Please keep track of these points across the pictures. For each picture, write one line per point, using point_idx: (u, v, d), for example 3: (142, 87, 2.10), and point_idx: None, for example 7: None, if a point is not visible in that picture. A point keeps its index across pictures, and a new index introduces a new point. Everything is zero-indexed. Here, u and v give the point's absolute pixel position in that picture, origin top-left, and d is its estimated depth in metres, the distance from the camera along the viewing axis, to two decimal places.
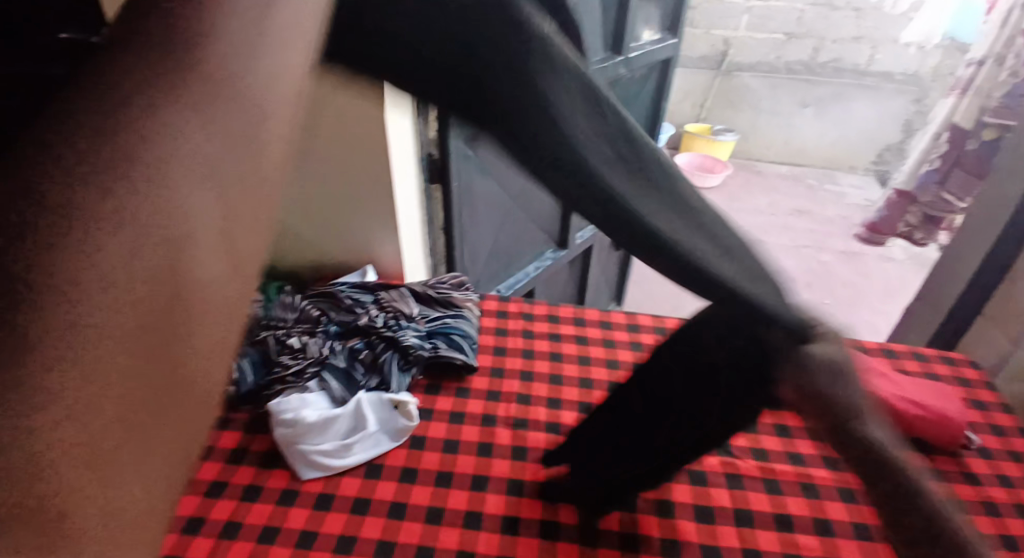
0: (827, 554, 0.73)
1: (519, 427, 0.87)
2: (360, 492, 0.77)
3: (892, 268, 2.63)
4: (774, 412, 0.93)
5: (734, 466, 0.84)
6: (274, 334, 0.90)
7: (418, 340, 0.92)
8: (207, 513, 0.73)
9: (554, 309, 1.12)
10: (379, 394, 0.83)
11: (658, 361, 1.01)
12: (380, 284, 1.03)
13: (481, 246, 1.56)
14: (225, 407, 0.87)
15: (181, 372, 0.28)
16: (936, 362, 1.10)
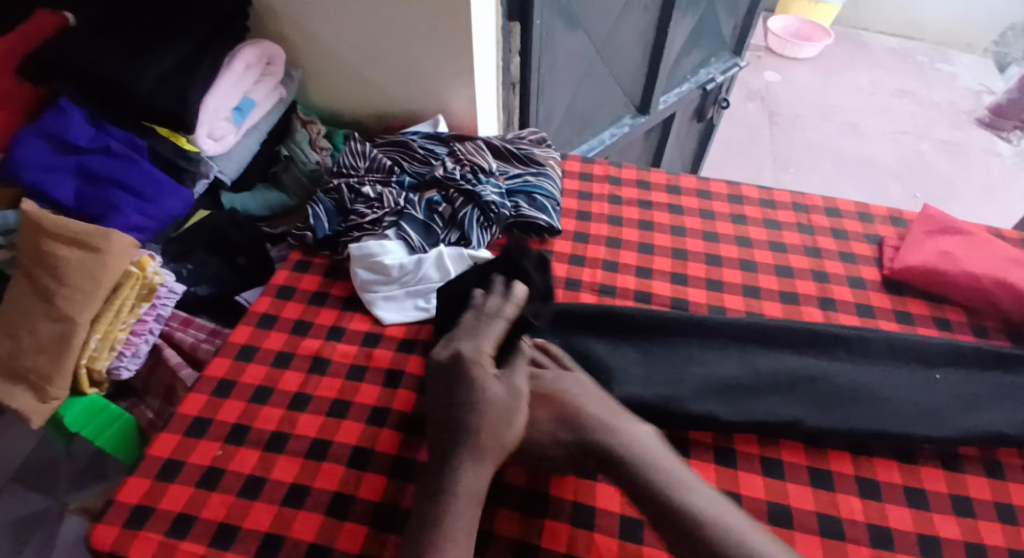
0: (1010, 546, 0.59)
1: (605, 294, 0.81)
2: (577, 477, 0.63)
3: (996, 162, 2.14)
4: (894, 298, 0.80)
5: (957, 466, 0.65)
6: (347, 182, 0.84)
7: (499, 197, 0.84)
8: (364, 363, 0.70)
9: (645, 175, 1.00)
10: (459, 250, 0.78)
11: (761, 236, 0.89)
12: (455, 135, 0.93)
13: (556, 106, 1.42)
14: (304, 251, 0.82)
15: (271, 544, 0.56)
16: None
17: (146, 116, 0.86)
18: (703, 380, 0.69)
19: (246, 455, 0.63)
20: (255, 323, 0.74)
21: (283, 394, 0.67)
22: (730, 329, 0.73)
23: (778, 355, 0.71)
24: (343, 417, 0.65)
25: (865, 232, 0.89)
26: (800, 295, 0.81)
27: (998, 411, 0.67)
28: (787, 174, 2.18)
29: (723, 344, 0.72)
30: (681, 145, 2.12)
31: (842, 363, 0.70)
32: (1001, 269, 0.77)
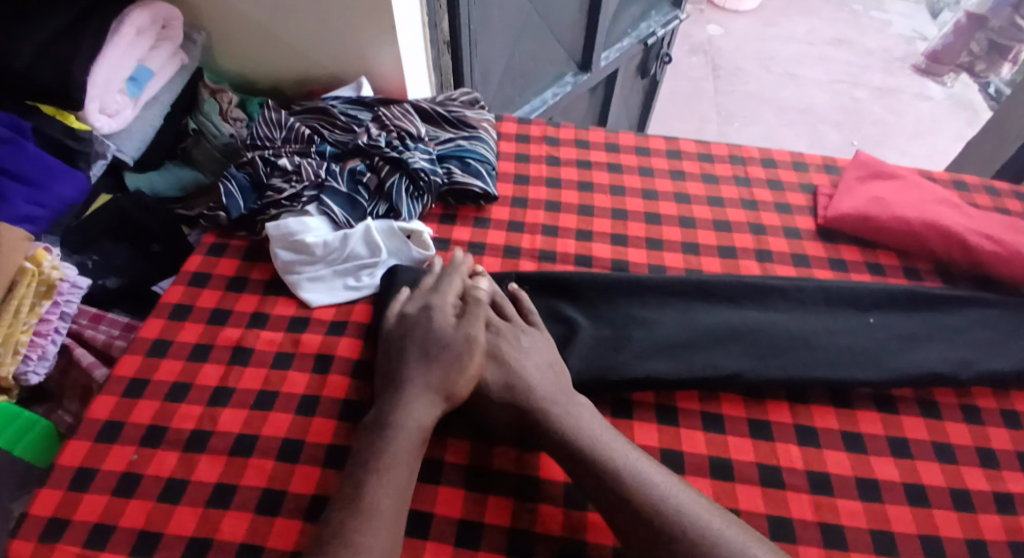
0: (941, 481, 0.61)
1: (545, 260, 0.78)
2: (519, 449, 0.61)
3: (927, 107, 2.20)
4: (829, 246, 0.80)
5: (892, 407, 0.66)
6: (262, 155, 0.78)
7: (430, 164, 0.79)
8: (291, 350, 0.65)
9: (583, 133, 0.97)
10: (389, 222, 0.73)
11: (700, 192, 0.88)
12: (380, 99, 0.87)
13: (492, 64, 1.36)
14: (219, 234, 0.76)
15: (193, 552, 0.52)
16: (1008, 198, 0.92)
17: (27, 93, 0.77)
18: (649, 340, 0.67)
19: (164, 458, 0.58)
20: (166, 315, 0.68)
21: (202, 389, 0.62)
22: (670, 286, 0.71)
23: (718, 309, 0.70)
24: (268, 409, 0.61)
25: (802, 182, 0.89)
26: (739, 249, 0.80)
27: (928, 349, 0.68)
28: (731, 127, 2.18)
29: (665, 303, 0.71)
30: (625, 102, 2.08)
31: (782, 313, 0.70)
32: (931, 212, 0.78)
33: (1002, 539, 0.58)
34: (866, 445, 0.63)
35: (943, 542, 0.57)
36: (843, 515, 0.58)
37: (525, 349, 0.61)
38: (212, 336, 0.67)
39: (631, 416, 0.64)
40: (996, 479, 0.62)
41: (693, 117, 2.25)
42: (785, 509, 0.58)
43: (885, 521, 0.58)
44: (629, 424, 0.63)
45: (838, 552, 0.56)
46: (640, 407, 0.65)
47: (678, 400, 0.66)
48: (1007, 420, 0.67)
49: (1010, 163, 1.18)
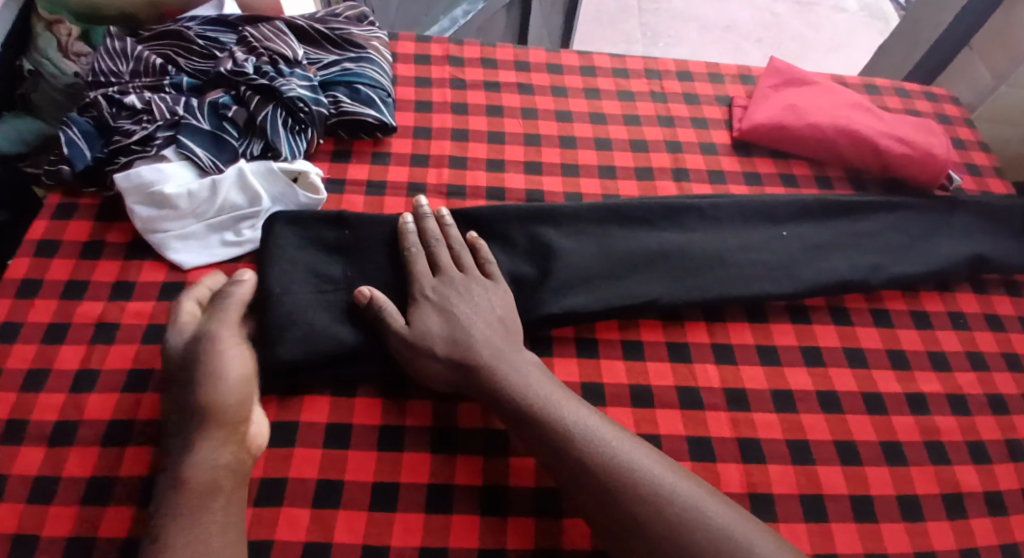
0: (854, 387, 0.62)
1: (453, 195, 0.72)
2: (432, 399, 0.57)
3: (844, 17, 2.20)
4: (745, 159, 0.78)
5: (808, 318, 0.66)
6: (105, 93, 0.67)
7: (310, 92, 0.69)
8: (165, 321, 0.58)
9: (489, 52, 0.88)
10: (266, 163, 0.64)
11: (615, 110, 0.83)
12: (244, 17, 0.76)
13: None
14: (66, 192, 0.67)
15: (67, 556, 0.47)
16: (919, 100, 0.92)
17: None
18: (571, 271, 0.63)
19: (24, 456, 0.51)
20: (10, 294, 0.59)
21: (61, 375, 0.55)
22: (587, 212, 0.67)
23: (637, 233, 0.67)
24: (143, 390, 0.54)
25: (718, 94, 0.85)
26: (656, 169, 0.76)
27: (840, 258, 0.68)
28: (657, 48, 2.09)
29: (584, 230, 0.66)
30: (545, 23, 1.96)
31: (698, 233, 0.68)
32: (843, 116, 0.76)
33: (911, 437, 0.60)
34: (783, 359, 0.63)
35: (856, 446, 0.59)
36: (763, 430, 0.58)
37: (475, 301, 0.57)
38: (70, 313, 0.58)
39: (551, 353, 0.61)
40: (906, 380, 0.64)
41: (616, 33, 2.15)
42: (707, 431, 0.57)
43: (803, 431, 0.59)
44: (548, 361, 0.60)
45: (758, 467, 0.56)
46: (559, 342, 0.62)
47: (597, 332, 0.63)
48: (915, 321, 0.68)
49: (924, 59, 1.18)
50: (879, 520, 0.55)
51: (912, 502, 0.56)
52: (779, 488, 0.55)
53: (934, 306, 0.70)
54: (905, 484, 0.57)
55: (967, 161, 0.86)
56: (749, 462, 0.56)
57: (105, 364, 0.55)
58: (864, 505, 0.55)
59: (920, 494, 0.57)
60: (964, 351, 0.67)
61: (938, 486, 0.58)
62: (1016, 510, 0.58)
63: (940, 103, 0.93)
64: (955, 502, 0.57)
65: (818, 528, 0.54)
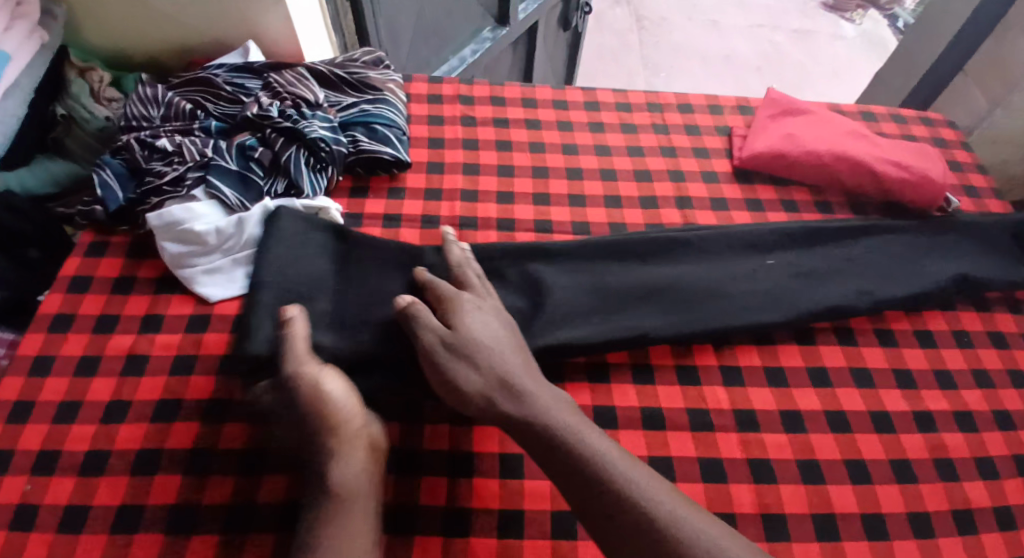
0: (863, 407, 0.63)
1: (466, 227, 0.75)
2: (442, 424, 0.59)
3: (842, 44, 2.25)
4: (746, 187, 0.81)
5: (813, 339, 0.68)
6: (137, 137, 0.72)
7: (330, 133, 0.73)
8: (194, 351, 0.61)
9: (498, 90, 0.93)
10: (290, 200, 0.68)
11: (619, 142, 0.86)
12: (268, 64, 0.81)
13: (400, 23, 1.28)
14: (98, 230, 0.71)
15: None
16: (915, 126, 0.95)
17: None
18: (570, 305, 0.65)
19: (60, 483, 0.53)
20: (46, 328, 0.62)
21: (94, 405, 0.57)
22: (582, 249, 0.69)
23: (634, 267, 0.70)
24: (172, 419, 0.57)
25: (718, 124, 0.88)
26: (659, 198, 0.79)
27: (839, 286, 0.70)
28: (659, 78, 2.15)
29: (579, 266, 0.69)
30: (550, 58, 2.03)
31: (688, 265, 0.70)
32: (839, 143, 0.79)
33: (921, 455, 0.61)
34: (790, 380, 0.65)
35: (868, 465, 0.59)
36: (773, 451, 0.59)
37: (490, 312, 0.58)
38: (103, 345, 0.61)
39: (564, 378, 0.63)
40: (914, 399, 0.65)
41: (619, 67, 2.21)
42: (718, 453, 0.59)
43: (812, 452, 0.60)
44: (560, 387, 0.62)
45: (769, 487, 0.57)
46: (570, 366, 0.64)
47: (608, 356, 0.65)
48: (921, 341, 0.69)
49: (921, 85, 1.21)
50: (892, 538, 0.56)
51: (924, 521, 0.57)
52: (791, 508, 0.56)
53: (939, 326, 0.71)
54: (918, 503, 0.58)
55: (965, 183, 0.88)
56: (761, 483, 0.57)
57: (136, 395, 0.58)
58: (877, 525, 0.56)
59: (932, 512, 0.57)
60: (971, 370, 0.68)
61: (950, 504, 0.58)
62: None
63: (936, 128, 0.96)
64: (970, 522, 0.57)
65: (831, 547, 0.54)
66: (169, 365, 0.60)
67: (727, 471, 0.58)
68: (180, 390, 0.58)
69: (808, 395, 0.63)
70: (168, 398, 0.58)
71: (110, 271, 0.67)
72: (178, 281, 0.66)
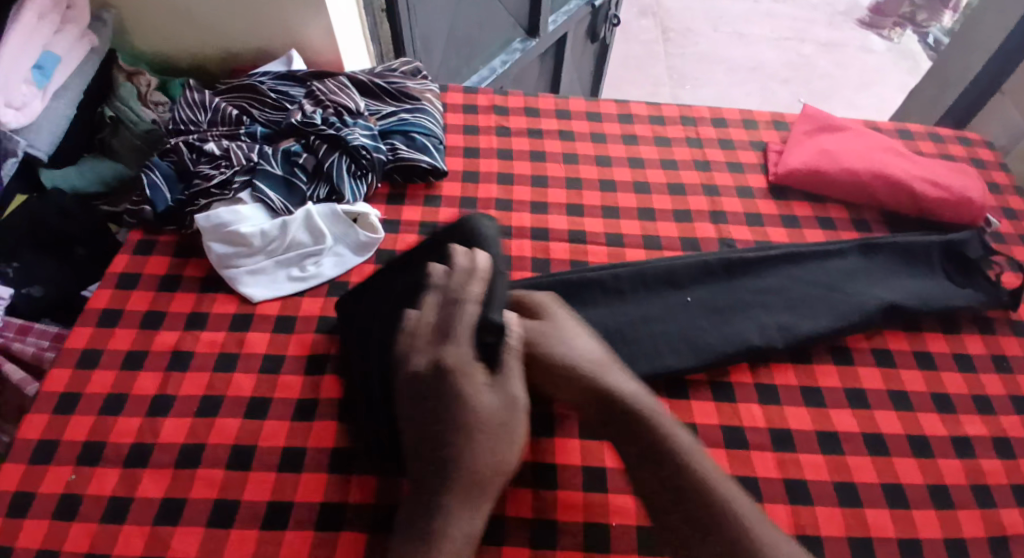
0: (900, 430, 0.63)
1: (500, 235, 0.76)
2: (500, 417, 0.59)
3: (873, 59, 2.23)
4: (781, 203, 0.80)
5: (850, 358, 0.67)
6: (186, 140, 0.74)
7: (371, 140, 0.75)
8: (235, 351, 0.63)
9: (532, 101, 0.94)
10: (332, 206, 0.70)
11: (652, 155, 0.86)
12: (311, 73, 0.83)
13: (434, 33, 1.31)
14: (145, 230, 0.73)
15: None
16: (952, 144, 0.94)
17: None
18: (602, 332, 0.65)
19: (107, 474, 0.54)
20: (94, 323, 0.64)
21: (139, 399, 0.59)
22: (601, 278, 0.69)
23: (631, 303, 0.68)
24: (214, 416, 0.58)
25: (752, 139, 0.88)
26: (693, 212, 0.79)
27: (856, 299, 0.69)
28: (685, 90, 2.15)
29: (602, 295, 0.68)
30: (577, 68, 2.04)
31: (714, 290, 0.70)
32: (878, 162, 0.79)
33: (959, 480, 0.60)
34: (826, 399, 0.64)
35: (904, 489, 0.59)
36: (807, 470, 0.59)
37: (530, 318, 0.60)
38: (149, 341, 0.63)
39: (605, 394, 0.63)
40: (952, 422, 0.64)
41: (646, 78, 2.22)
42: (752, 470, 0.58)
43: (848, 472, 0.59)
44: None
45: (804, 507, 0.57)
46: None
47: None
48: (959, 364, 0.69)
49: (956, 103, 1.20)
50: None
51: (964, 548, 0.56)
52: (826, 529, 0.56)
53: (978, 349, 0.70)
54: (957, 529, 0.57)
55: (1005, 204, 0.87)
56: (795, 502, 0.57)
57: (179, 391, 0.60)
58: (915, 550, 0.55)
59: (971, 539, 0.57)
60: (1011, 395, 0.67)
61: (989, 530, 0.57)
62: None
63: (973, 147, 0.95)
64: (1012, 550, 0.56)
65: None
66: (212, 363, 0.62)
67: (761, 489, 0.57)
68: (222, 388, 0.60)
69: (844, 416, 0.63)
70: (211, 395, 0.59)
71: (156, 270, 0.69)
72: (222, 281, 0.68)
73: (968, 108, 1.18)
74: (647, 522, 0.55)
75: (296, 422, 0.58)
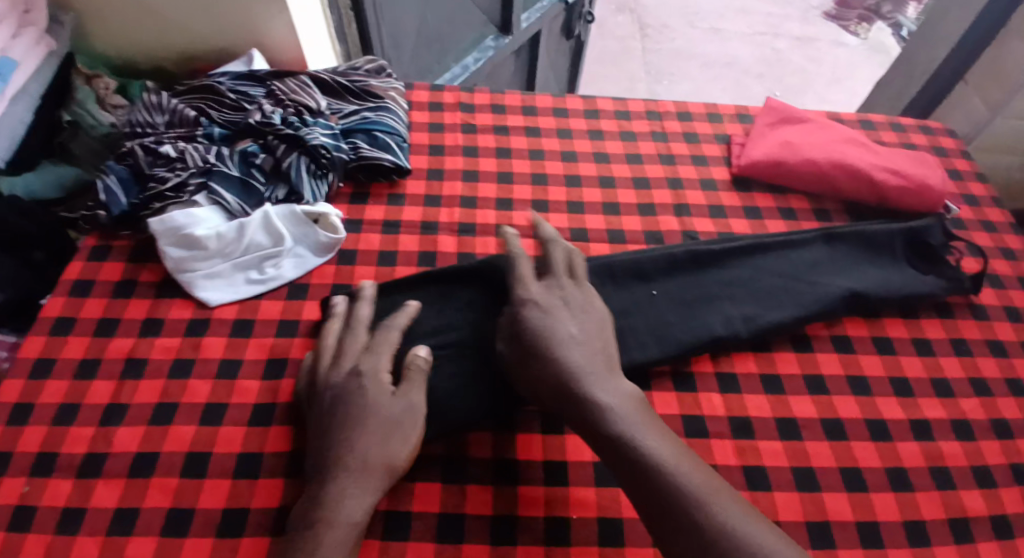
0: (859, 415, 0.63)
1: (465, 233, 0.76)
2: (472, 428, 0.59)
3: (845, 52, 2.25)
4: (744, 194, 0.81)
5: (811, 347, 0.68)
6: (142, 143, 0.73)
7: (331, 139, 0.74)
8: (192, 356, 0.62)
9: (498, 97, 0.93)
10: (290, 206, 0.69)
11: (618, 150, 0.87)
12: (271, 72, 0.82)
13: (402, 32, 1.30)
14: (101, 235, 0.71)
15: None
16: (914, 134, 0.95)
17: None
18: None
19: (59, 484, 0.53)
20: (47, 331, 0.63)
21: (93, 408, 0.58)
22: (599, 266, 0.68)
23: (623, 290, 0.68)
24: (170, 422, 0.57)
25: (716, 133, 0.89)
26: (657, 206, 0.79)
27: (819, 288, 0.69)
28: (661, 85, 2.16)
29: (599, 282, 0.68)
30: (553, 65, 2.04)
31: (695, 280, 0.70)
32: (837, 152, 0.79)
33: (917, 463, 0.61)
34: (787, 388, 0.65)
35: (863, 474, 0.59)
36: (768, 459, 0.59)
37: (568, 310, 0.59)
38: (103, 348, 0.62)
39: None
40: (911, 406, 0.65)
41: (622, 74, 2.22)
42: (714, 460, 0.59)
43: (807, 459, 0.60)
44: None
45: (763, 494, 0.57)
46: None
47: None
48: (918, 349, 0.69)
49: (921, 94, 1.22)
50: (887, 547, 0.55)
51: (921, 530, 0.57)
52: (786, 516, 0.56)
53: (937, 334, 0.71)
54: (914, 512, 0.58)
55: (965, 192, 0.88)
56: (755, 490, 0.57)
57: (135, 398, 0.59)
58: (873, 534, 0.56)
59: (929, 522, 0.57)
60: (970, 379, 0.68)
61: (946, 512, 0.58)
62: None
63: (935, 136, 0.96)
64: (968, 531, 0.57)
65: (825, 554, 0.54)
66: (169, 368, 0.61)
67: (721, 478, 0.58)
68: (178, 394, 0.59)
69: (804, 404, 0.63)
70: (167, 401, 0.58)
71: (112, 275, 0.68)
72: (179, 285, 0.67)
73: (932, 99, 1.19)
74: (607, 515, 0.55)
75: (254, 426, 0.57)
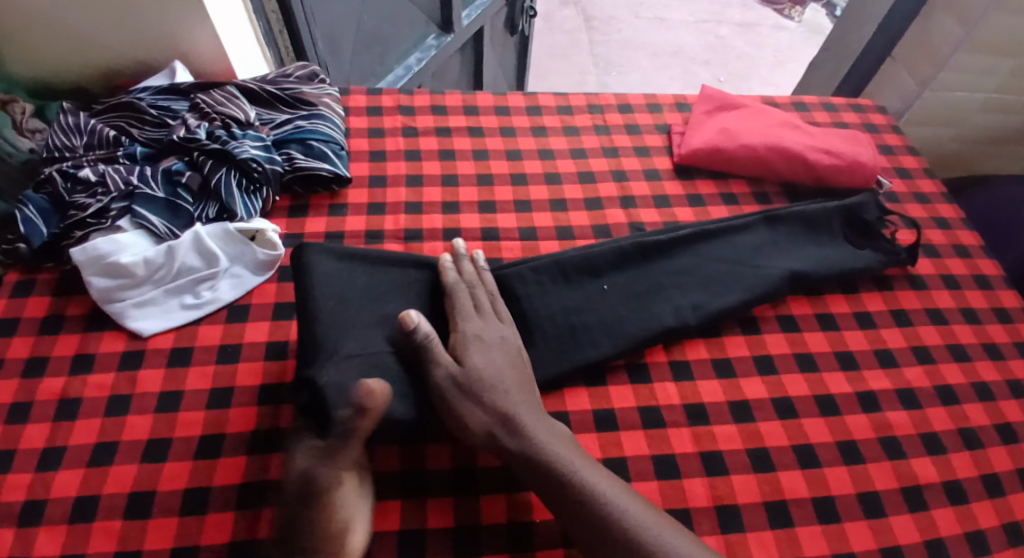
0: (810, 392, 0.65)
1: (412, 240, 0.74)
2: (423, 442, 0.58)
3: (784, 36, 2.31)
4: (687, 182, 0.82)
5: (759, 329, 0.69)
6: (59, 168, 0.68)
7: (263, 152, 0.72)
8: (128, 390, 0.58)
9: (439, 99, 0.92)
10: (224, 224, 0.66)
11: (563, 145, 0.86)
12: (195, 85, 0.78)
13: (338, 36, 1.26)
14: (23, 269, 0.67)
15: None
16: (846, 113, 0.98)
17: None
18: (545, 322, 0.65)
19: None
20: None
21: (22, 454, 0.54)
22: (547, 266, 0.68)
23: (574, 289, 0.67)
24: (108, 462, 0.54)
25: (657, 123, 0.90)
26: (604, 199, 0.80)
27: (762, 271, 0.71)
28: (608, 77, 2.18)
29: (547, 282, 0.67)
30: (499, 62, 2.03)
31: (640, 273, 0.70)
32: (772, 135, 0.81)
33: (866, 434, 0.63)
34: (739, 371, 0.66)
35: (816, 449, 0.61)
36: (724, 443, 0.60)
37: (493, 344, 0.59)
38: (31, 390, 0.58)
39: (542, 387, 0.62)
40: (857, 379, 0.67)
41: (570, 67, 2.23)
42: (672, 449, 0.59)
43: (762, 440, 0.61)
44: None
45: (721, 479, 0.58)
46: None
47: None
48: (860, 322, 0.72)
49: (852, 73, 1.26)
50: (843, 519, 0.57)
51: (874, 499, 0.59)
52: (744, 498, 0.57)
53: (877, 306, 0.73)
54: (866, 482, 0.60)
55: (897, 166, 0.91)
56: (714, 475, 0.58)
57: (68, 440, 0.55)
58: (829, 507, 0.57)
59: (881, 490, 0.59)
60: (911, 347, 0.70)
61: (895, 479, 0.60)
62: (974, 498, 0.60)
63: (866, 114, 0.99)
64: (916, 496, 0.59)
65: (785, 533, 0.55)
66: (103, 406, 0.57)
67: (679, 467, 0.58)
68: (115, 432, 0.56)
69: (756, 385, 0.64)
70: (103, 441, 0.55)
71: (37, 312, 0.64)
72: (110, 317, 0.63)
73: (863, 78, 1.24)
74: None
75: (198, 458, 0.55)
